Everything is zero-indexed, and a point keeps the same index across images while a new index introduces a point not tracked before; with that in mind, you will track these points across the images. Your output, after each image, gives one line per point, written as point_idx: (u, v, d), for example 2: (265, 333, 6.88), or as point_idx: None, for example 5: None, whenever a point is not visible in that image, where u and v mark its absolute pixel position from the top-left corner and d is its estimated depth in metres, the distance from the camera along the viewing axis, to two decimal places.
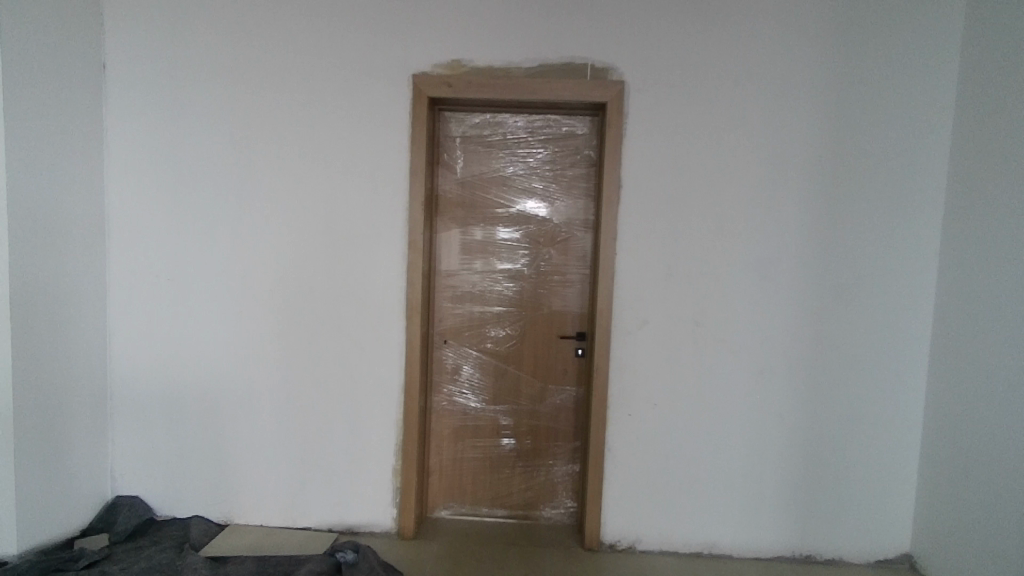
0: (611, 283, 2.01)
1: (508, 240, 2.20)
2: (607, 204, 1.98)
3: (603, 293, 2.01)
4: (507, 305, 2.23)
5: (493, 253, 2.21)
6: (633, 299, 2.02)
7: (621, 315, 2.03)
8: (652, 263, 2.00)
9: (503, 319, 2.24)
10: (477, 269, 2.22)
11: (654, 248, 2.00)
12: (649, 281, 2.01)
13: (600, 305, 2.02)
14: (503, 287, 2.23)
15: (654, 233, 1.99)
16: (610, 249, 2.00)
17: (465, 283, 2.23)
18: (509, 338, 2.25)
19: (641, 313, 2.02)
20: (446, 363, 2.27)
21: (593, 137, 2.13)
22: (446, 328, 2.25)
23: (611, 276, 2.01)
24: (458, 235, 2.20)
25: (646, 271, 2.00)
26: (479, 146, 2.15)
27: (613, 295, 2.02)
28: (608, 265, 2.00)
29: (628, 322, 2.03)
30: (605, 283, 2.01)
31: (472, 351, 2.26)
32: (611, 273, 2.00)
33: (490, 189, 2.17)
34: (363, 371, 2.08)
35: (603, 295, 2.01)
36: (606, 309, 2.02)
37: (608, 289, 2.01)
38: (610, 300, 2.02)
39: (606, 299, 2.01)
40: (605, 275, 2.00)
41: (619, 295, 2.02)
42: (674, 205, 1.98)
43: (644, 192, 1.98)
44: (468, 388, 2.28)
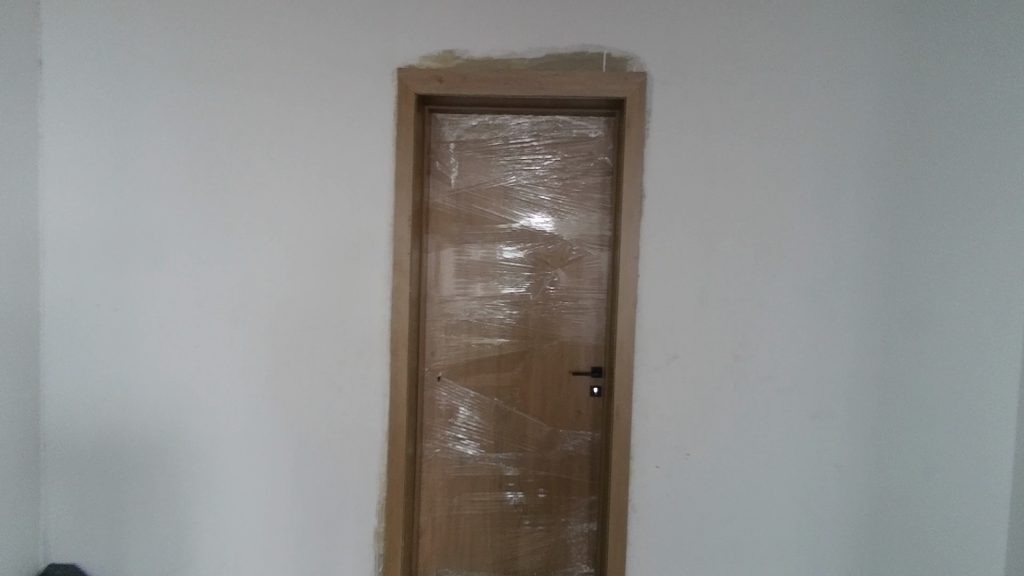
0: (631, 310, 1.70)
1: (510, 260, 1.90)
2: (625, 218, 1.69)
3: (622, 322, 1.71)
4: (509, 336, 1.93)
5: (493, 276, 1.91)
6: (658, 329, 1.71)
7: (644, 347, 1.72)
8: (681, 286, 1.70)
9: (505, 352, 1.93)
10: (474, 294, 1.92)
11: (682, 268, 1.69)
12: (677, 308, 1.70)
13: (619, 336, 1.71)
14: (505, 316, 1.92)
15: (683, 251, 1.69)
16: (631, 270, 1.69)
17: (460, 311, 1.93)
18: (512, 375, 1.93)
19: (667, 345, 1.71)
20: (439, 404, 1.95)
21: (609, 142, 1.84)
22: (439, 363, 1.94)
23: (631, 302, 1.70)
24: (452, 255, 1.91)
25: (673, 295, 1.70)
26: (476, 152, 1.86)
27: (634, 325, 1.71)
28: (627, 289, 1.70)
29: (653, 356, 1.72)
30: (624, 310, 1.70)
31: (469, 390, 1.95)
32: (632, 298, 1.70)
33: (489, 202, 1.88)
34: (341, 416, 1.77)
35: (623, 325, 1.71)
36: (627, 341, 1.71)
37: (628, 317, 1.70)
38: (630, 330, 1.71)
39: (625, 329, 1.71)
40: (624, 300, 1.70)
41: (641, 324, 1.71)
42: (705, 217, 1.68)
43: (670, 203, 1.68)
44: (465, 432, 1.96)
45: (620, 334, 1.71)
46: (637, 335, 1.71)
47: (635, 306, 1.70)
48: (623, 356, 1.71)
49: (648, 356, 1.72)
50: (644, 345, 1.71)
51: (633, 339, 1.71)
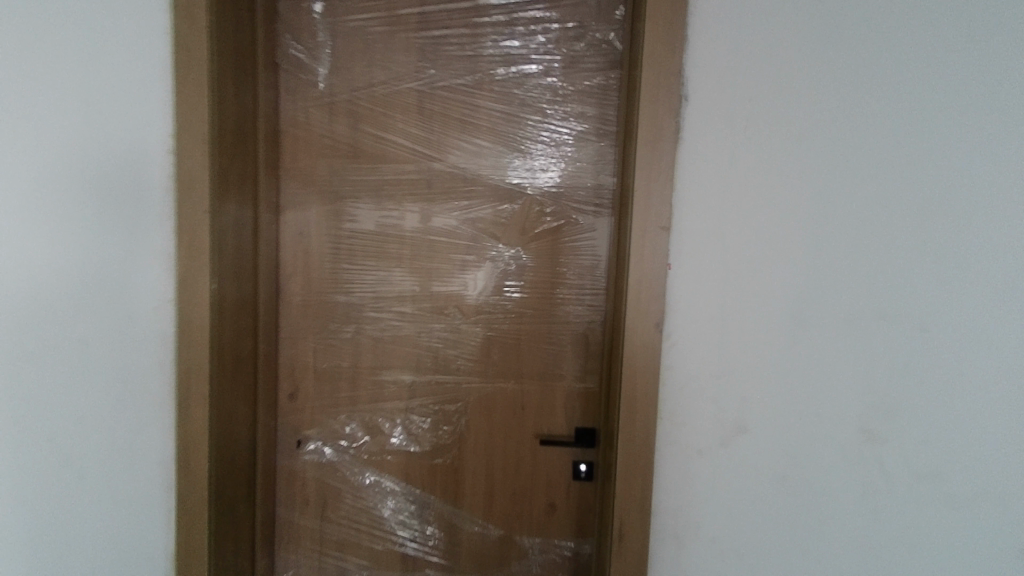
0: (645, 335, 0.84)
1: (427, 231, 1.03)
2: (638, 148, 0.82)
3: (627, 358, 0.84)
4: (427, 369, 1.07)
5: (398, 260, 1.04)
6: (699, 374, 0.85)
7: (671, 409, 0.86)
8: (745, 288, 0.83)
9: (420, 396, 1.07)
10: (365, 292, 1.06)
11: (751, 251, 0.82)
12: (739, 333, 0.84)
13: (622, 386, 0.85)
14: (418, 332, 1.06)
15: (752, 218, 0.82)
16: (646, 253, 0.83)
17: (339, 323, 1.07)
18: (431, 440, 1.08)
19: (716, 409, 0.85)
20: (306, 485, 1.11)
21: (616, 4, 0.96)
22: (304, 413, 1.09)
23: (644, 317, 0.84)
24: (324, 221, 1.04)
25: (729, 306, 0.83)
26: (367, 24, 0.99)
27: (653, 365, 0.84)
28: (636, 291, 0.83)
29: (687, 427, 0.86)
30: (629, 332, 0.84)
31: (356, 462, 1.09)
32: (645, 309, 0.83)
33: (391, 119, 1.00)
34: (94, 521, 0.94)
35: (628, 364, 0.84)
36: (635, 397, 0.85)
37: (638, 347, 0.84)
38: (646, 377, 0.84)
39: (632, 372, 0.84)
40: (629, 315, 0.84)
41: (664, 363, 0.85)
42: (807, 146, 0.80)
43: (730, 116, 0.81)
44: (351, 537, 1.11)
45: (624, 384, 0.85)
46: (656, 386, 0.85)
47: (652, 325, 0.84)
48: (627, 424, 0.85)
49: (677, 427, 0.86)
50: (671, 405, 0.86)
51: (646, 393, 0.85)
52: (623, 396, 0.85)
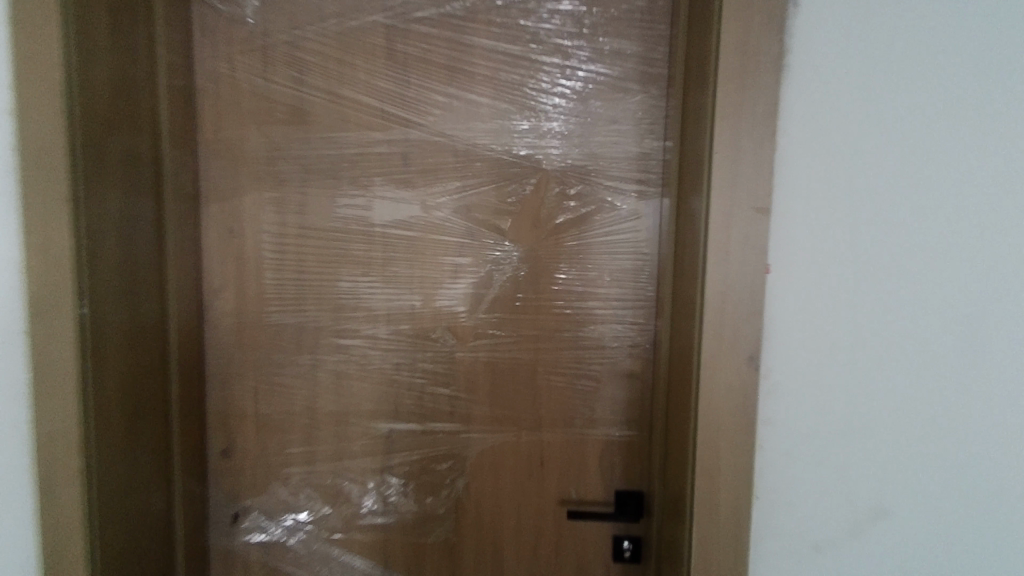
0: (731, 374, 0.55)
1: (405, 224, 0.74)
2: (714, 87, 0.53)
3: (702, 410, 0.55)
4: (409, 414, 0.78)
5: (365, 266, 0.75)
6: (811, 429, 0.56)
7: (769, 483, 0.57)
8: (880, 297, 0.54)
9: (400, 451, 0.78)
10: (321, 311, 0.76)
11: (886, 240, 0.54)
12: (870, 366, 0.55)
13: (694, 451, 0.56)
14: (395, 364, 0.77)
15: (888, 191, 0.54)
16: (729, 249, 0.54)
17: (288, 354, 0.78)
18: (417, 510, 0.79)
19: (836, 481, 0.56)
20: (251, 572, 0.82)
21: None
22: (246, 476, 0.81)
23: (728, 346, 0.54)
24: (264, 213, 0.75)
25: (854, 326, 0.55)
26: None
27: (744, 419, 0.55)
28: (714, 308, 0.54)
29: (793, 510, 0.57)
30: (706, 370, 0.55)
31: (318, 540, 0.81)
32: (730, 335, 0.54)
33: (348, 69, 0.72)
34: None
35: (704, 419, 0.55)
36: (717, 468, 0.55)
37: (720, 394, 0.55)
38: (732, 437, 0.55)
39: (712, 430, 0.55)
40: (705, 343, 0.55)
41: (759, 415, 0.56)
42: (970, 79, 0.52)
43: (853, 35, 0.53)
44: None
45: (698, 448, 0.56)
46: (748, 451, 0.55)
47: (741, 358, 0.54)
48: (704, 510, 0.56)
49: (778, 511, 0.57)
50: (769, 478, 0.57)
51: (732, 462, 0.55)
52: (696, 466, 0.56)
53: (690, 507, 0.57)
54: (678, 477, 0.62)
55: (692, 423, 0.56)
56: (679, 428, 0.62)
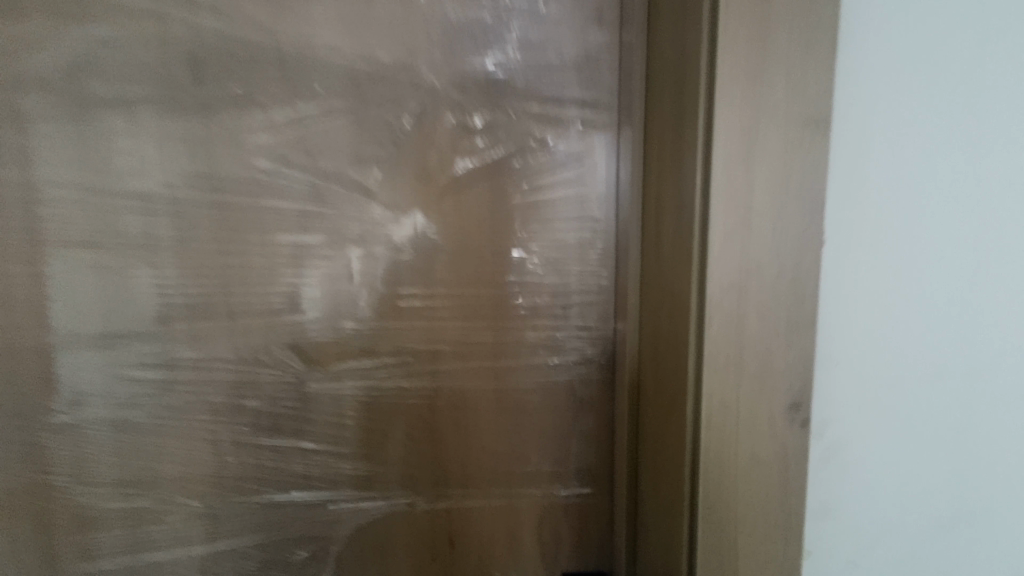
0: (754, 433, 0.31)
1: (209, 181, 0.45)
2: None
3: (702, 497, 0.32)
4: (240, 480, 0.50)
5: (148, 250, 0.46)
6: (872, 492, 0.37)
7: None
8: (947, 294, 0.37)
9: (236, 535, 0.51)
10: (84, 326, 0.47)
11: (957, 207, 0.36)
12: (924, 394, 0.37)
13: (687, 564, 0.33)
14: (211, 407, 0.49)
15: (971, 137, 0.35)
16: (753, 210, 0.30)
17: (33, 399, 0.48)
18: None
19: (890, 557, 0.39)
20: None
21: None
22: None
23: (748, 383, 0.31)
24: None
25: (913, 332, 0.37)
26: None
27: (775, 506, 0.32)
28: (722, 318, 0.30)
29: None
30: (709, 428, 0.31)
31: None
32: (751, 364, 0.31)
33: None
34: None
35: (705, 512, 0.32)
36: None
37: (735, 467, 0.31)
38: (752, 537, 0.32)
39: (720, 529, 0.32)
40: (706, 380, 0.31)
41: (800, 498, 0.32)
42: None
43: None
44: None
45: (696, 560, 0.32)
46: (785, 558, 0.32)
47: (769, 403, 0.31)
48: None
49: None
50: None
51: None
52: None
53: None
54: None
55: (682, 517, 0.33)
56: (657, 511, 0.38)
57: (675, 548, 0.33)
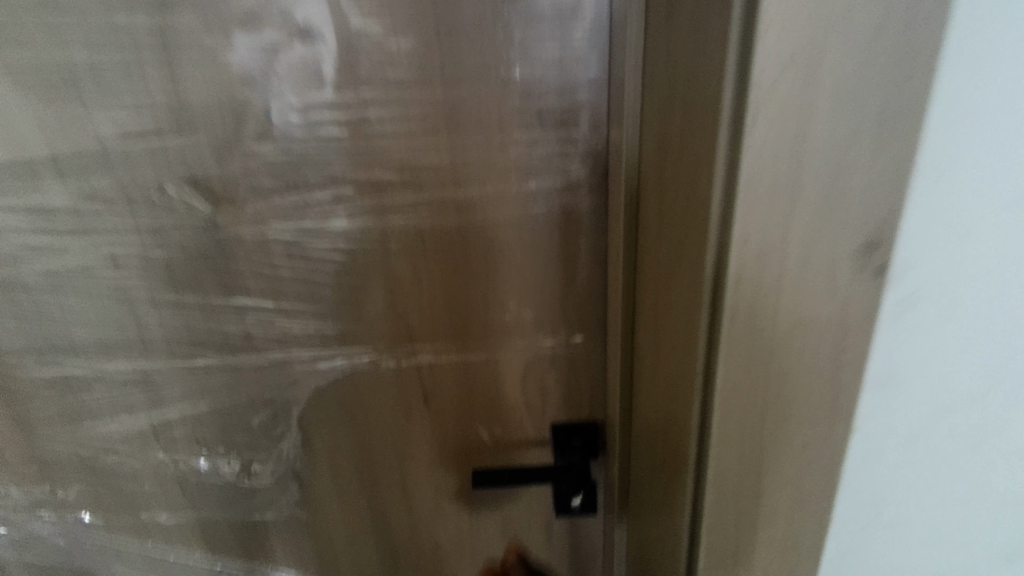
0: (803, 289, 0.21)
1: None
2: None
3: (723, 375, 0.23)
4: (170, 342, 0.43)
5: None
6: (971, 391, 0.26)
7: (860, 483, 0.27)
8: None
9: (180, 399, 0.45)
10: None
11: None
12: None
13: (697, 453, 0.25)
14: (111, 260, 0.39)
15: None
16: None
17: None
18: (237, 481, 0.49)
19: (1012, 449, 0.28)
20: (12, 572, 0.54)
21: None
22: None
23: (802, 216, 0.20)
24: None
25: None
26: None
27: (825, 384, 0.23)
28: (773, 113, 0.18)
29: (899, 520, 0.29)
30: (739, 284, 0.21)
31: (95, 536, 0.51)
32: (808, 186, 0.20)
33: None
34: None
35: (724, 396, 0.23)
36: (751, 486, 0.25)
37: (771, 337, 0.22)
38: (788, 422, 0.24)
39: (743, 416, 0.23)
40: (739, 214, 0.20)
41: (856, 372, 0.23)
42: None
43: None
44: None
45: (710, 450, 0.24)
46: (827, 447, 0.24)
47: (831, 244, 0.20)
48: (720, 558, 0.27)
49: (873, 527, 0.29)
50: (860, 475, 0.27)
51: (786, 471, 0.25)
52: (702, 483, 0.25)
53: (688, 547, 0.28)
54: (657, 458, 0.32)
55: (694, 398, 0.24)
56: (660, 377, 0.29)
57: (683, 431, 0.26)
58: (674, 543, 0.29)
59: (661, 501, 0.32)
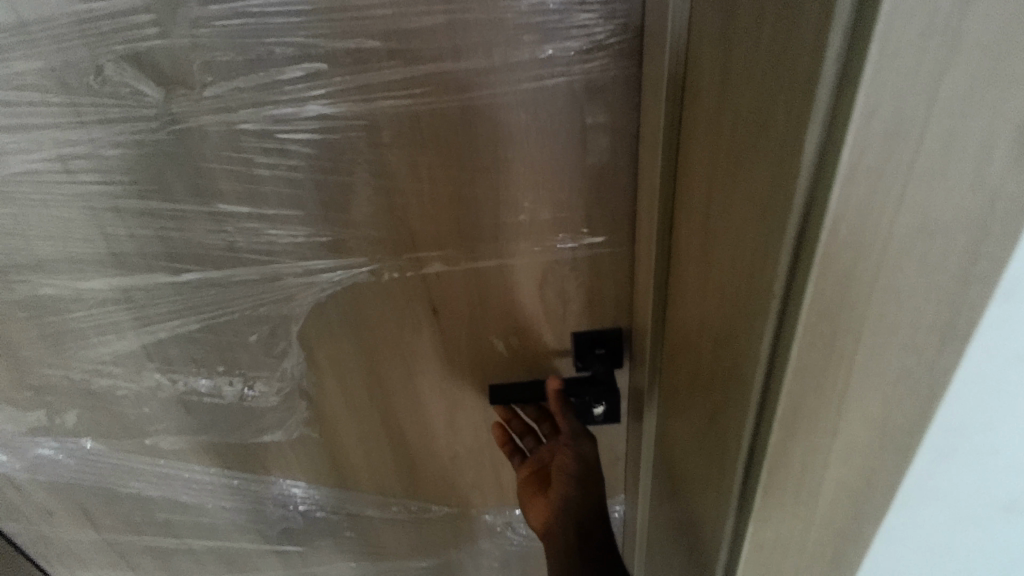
0: (937, 178, 0.15)
1: None
2: None
3: (811, 299, 0.17)
4: (145, 258, 0.38)
5: None
6: None
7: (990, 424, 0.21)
8: None
9: (168, 317, 0.41)
10: None
11: None
12: None
13: (764, 384, 0.20)
14: (59, 162, 0.34)
15: None
16: None
17: None
18: (242, 400, 0.46)
19: None
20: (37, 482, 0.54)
21: None
22: None
23: (958, 67, 0.13)
24: None
25: None
26: None
27: (950, 297, 0.17)
28: None
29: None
30: (852, 175, 0.14)
31: (110, 451, 0.51)
32: (979, 18, 0.12)
33: None
34: None
35: (809, 325, 0.17)
36: (828, 425, 0.20)
37: (882, 246, 0.16)
38: (891, 346, 0.18)
39: (830, 346, 0.18)
40: (869, 70, 0.13)
41: (988, 289, 0.17)
42: None
43: None
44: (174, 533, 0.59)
45: (782, 385, 0.19)
46: (929, 379, 0.19)
47: (992, 110, 0.14)
48: (779, 503, 0.23)
49: (954, 456, 0.22)
50: (970, 409, 0.21)
51: (872, 407, 0.20)
52: (768, 421, 0.21)
53: (741, 489, 0.24)
54: (704, 381, 0.27)
55: (765, 326, 0.19)
56: (713, 288, 0.24)
57: (747, 360, 0.20)
58: (722, 478, 0.25)
59: (706, 428, 0.27)
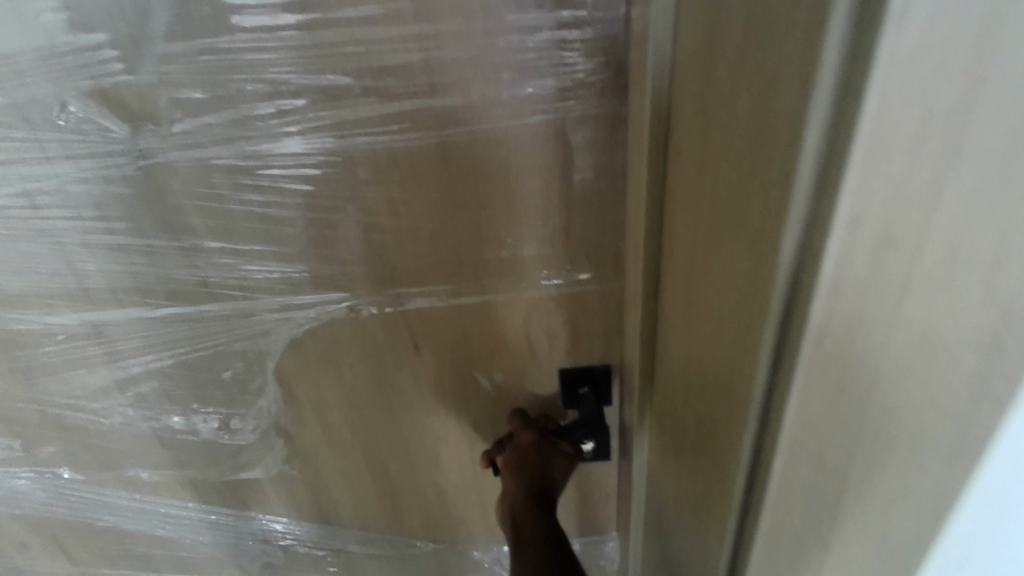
0: (939, 286, 0.13)
1: None
2: None
3: (796, 399, 0.15)
4: (115, 293, 0.37)
5: None
6: None
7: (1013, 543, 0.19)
8: None
9: (139, 351, 0.40)
10: None
11: None
12: None
13: (748, 477, 0.18)
14: (25, 197, 0.33)
15: None
16: None
17: None
18: (219, 434, 0.45)
19: None
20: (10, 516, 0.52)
21: None
22: None
23: (958, 174, 0.12)
24: None
25: None
26: None
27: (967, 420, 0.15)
28: None
29: None
30: (838, 278, 0.13)
31: (85, 484, 0.49)
32: (982, 125, 0.11)
33: None
34: None
35: (794, 424, 0.16)
36: (820, 532, 0.18)
37: (879, 344, 0.14)
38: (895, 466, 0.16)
39: (823, 445, 0.16)
40: (854, 167, 0.12)
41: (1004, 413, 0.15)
42: None
43: None
44: (153, 566, 0.57)
45: (768, 483, 0.18)
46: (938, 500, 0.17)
47: (1003, 223, 0.12)
48: None
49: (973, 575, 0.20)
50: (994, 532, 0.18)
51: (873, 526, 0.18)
52: (755, 510, 0.19)
53: None
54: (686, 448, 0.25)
55: (749, 420, 0.17)
56: (699, 357, 0.23)
57: (732, 451, 0.19)
58: (708, 550, 0.23)
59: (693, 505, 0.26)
